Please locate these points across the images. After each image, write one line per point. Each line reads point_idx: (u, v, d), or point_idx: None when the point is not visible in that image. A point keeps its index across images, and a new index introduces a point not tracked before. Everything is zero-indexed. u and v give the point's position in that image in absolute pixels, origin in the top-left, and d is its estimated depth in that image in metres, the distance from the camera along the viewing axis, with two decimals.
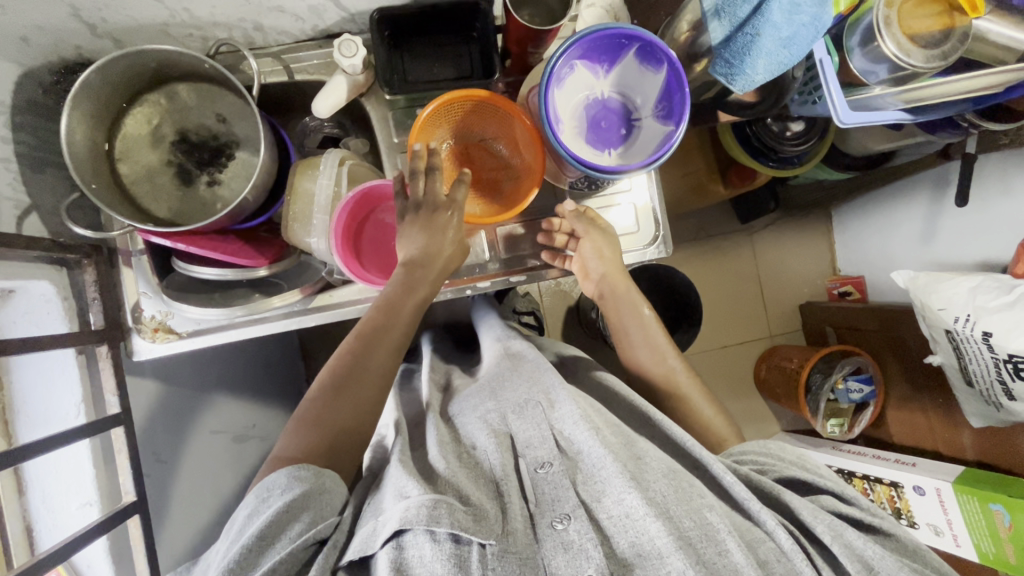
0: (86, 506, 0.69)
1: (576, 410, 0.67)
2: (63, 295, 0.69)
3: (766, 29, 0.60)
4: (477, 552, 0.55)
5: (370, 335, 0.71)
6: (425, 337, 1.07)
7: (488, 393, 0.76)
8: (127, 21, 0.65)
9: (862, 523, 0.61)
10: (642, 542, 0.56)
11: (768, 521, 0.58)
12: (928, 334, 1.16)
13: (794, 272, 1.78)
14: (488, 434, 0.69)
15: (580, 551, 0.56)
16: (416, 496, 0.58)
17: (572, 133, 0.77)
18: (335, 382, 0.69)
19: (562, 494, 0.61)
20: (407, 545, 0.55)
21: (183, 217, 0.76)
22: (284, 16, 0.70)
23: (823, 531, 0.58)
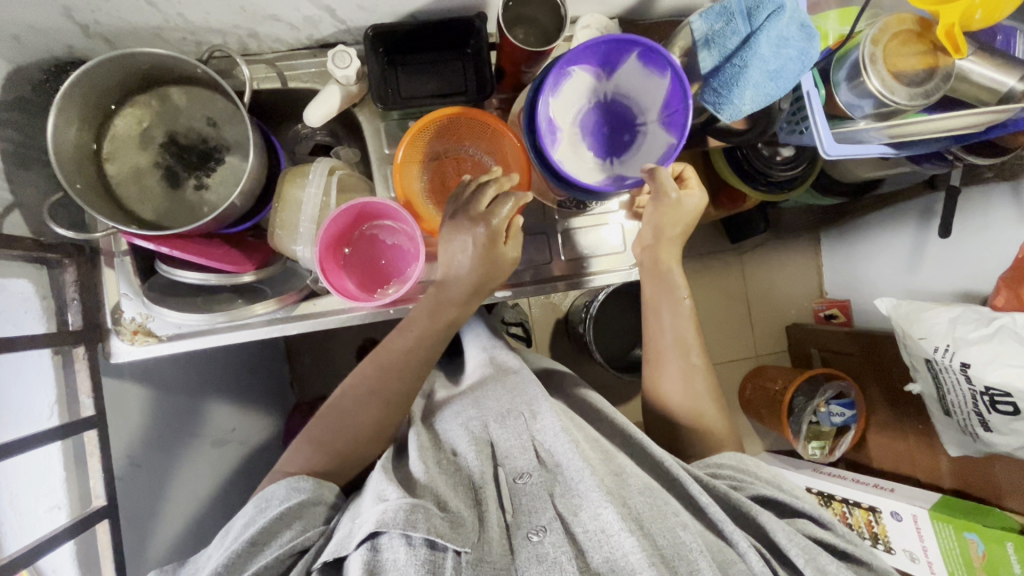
0: (57, 508, 0.68)
1: (557, 422, 0.67)
2: (41, 293, 0.68)
3: (753, 61, 0.61)
4: (451, 560, 0.55)
5: (394, 367, 0.72)
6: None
7: (471, 401, 0.76)
8: (120, 23, 0.65)
9: (833, 547, 0.62)
10: (615, 558, 0.54)
11: (741, 541, 0.58)
12: (908, 361, 1.17)
13: (781, 293, 1.79)
14: (470, 443, 0.70)
15: (554, 564, 0.55)
16: (394, 499, 0.58)
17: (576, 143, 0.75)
18: (353, 405, 0.71)
19: (539, 506, 0.61)
20: (382, 548, 0.56)
21: (169, 218, 0.75)
22: (279, 24, 0.71)
23: (796, 554, 0.58)
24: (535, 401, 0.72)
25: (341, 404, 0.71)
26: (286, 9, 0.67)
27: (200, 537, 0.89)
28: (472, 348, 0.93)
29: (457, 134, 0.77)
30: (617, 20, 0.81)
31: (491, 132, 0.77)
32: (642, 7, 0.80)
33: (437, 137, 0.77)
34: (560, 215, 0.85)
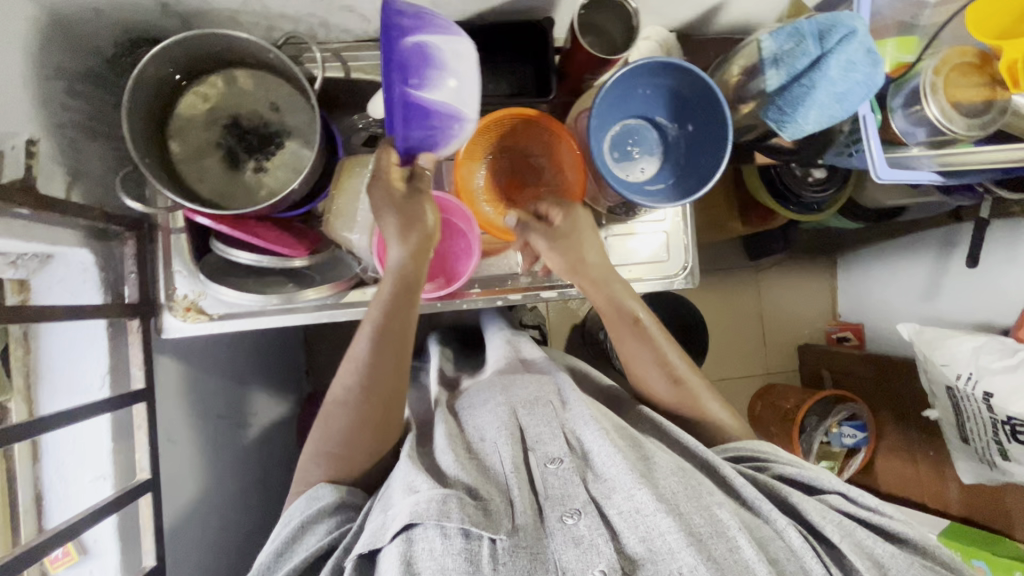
0: (102, 478, 0.68)
1: (587, 411, 0.68)
2: (101, 265, 0.69)
3: (822, 83, 0.63)
4: (488, 547, 0.56)
5: (368, 364, 0.68)
6: (433, 339, 1.06)
7: (499, 388, 0.75)
8: (200, 4, 0.67)
9: (865, 520, 0.62)
10: (653, 538, 0.56)
11: (778, 521, 0.59)
12: (926, 387, 1.19)
13: (794, 313, 1.81)
14: (498, 426, 0.69)
15: (591, 546, 0.56)
16: (425, 490, 0.59)
17: (461, 120, 0.65)
18: (349, 415, 0.68)
19: (572, 490, 0.61)
20: (416, 538, 0.57)
21: (225, 198, 0.75)
22: (352, 15, 0.72)
23: (832, 532, 0.59)
24: (561, 392, 0.74)
25: (337, 418, 0.68)
26: (363, 1, 0.69)
27: (224, 519, 0.89)
28: (495, 339, 0.93)
29: (520, 136, 0.80)
30: (675, 33, 0.83)
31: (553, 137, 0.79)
32: (702, 21, 0.82)
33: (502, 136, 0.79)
34: (607, 221, 0.85)
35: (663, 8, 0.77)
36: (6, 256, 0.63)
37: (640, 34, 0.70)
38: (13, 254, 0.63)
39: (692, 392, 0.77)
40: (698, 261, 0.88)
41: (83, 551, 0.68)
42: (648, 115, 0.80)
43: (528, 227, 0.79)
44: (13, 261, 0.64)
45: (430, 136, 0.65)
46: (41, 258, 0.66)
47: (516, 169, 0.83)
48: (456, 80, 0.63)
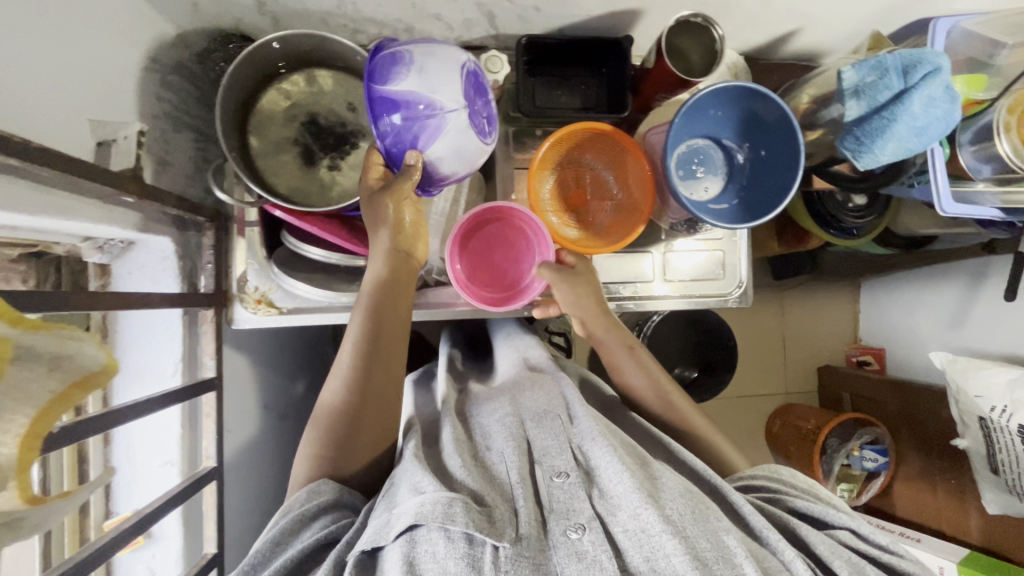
0: (169, 464, 0.69)
1: (596, 425, 0.62)
2: (179, 254, 0.70)
3: (903, 117, 0.64)
4: (491, 554, 0.50)
5: (365, 361, 0.67)
6: (444, 339, 1.01)
7: (507, 398, 0.72)
8: (295, 5, 0.68)
9: (877, 561, 0.57)
10: (658, 560, 0.50)
11: (784, 549, 0.54)
12: (956, 416, 1.20)
13: (815, 334, 1.82)
14: (506, 438, 0.64)
15: (594, 562, 0.50)
16: (431, 491, 0.54)
17: (439, 115, 0.63)
18: (344, 417, 0.65)
19: (577, 504, 0.55)
20: (420, 540, 0.52)
21: (298, 194, 0.76)
22: (437, 23, 0.74)
23: (841, 566, 0.54)
24: (571, 406, 0.68)
25: (331, 419, 0.65)
26: (451, 10, 0.71)
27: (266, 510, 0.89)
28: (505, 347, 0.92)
29: (589, 151, 0.81)
30: (744, 57, 0.85)
31: (622, 154, 0.80)
32: (770, 47, 0.83)
33: (573, 148, 0.80)
34: (667, 238, 0.87)
35: (738, 33, 0.79)
36: (95, 241, 0.64)
37: (723, 62, 0.71)
38: (101, 239, 0.64)
39: (688, 420, 0.77)
40: (752, 279, 0.89)
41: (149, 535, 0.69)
42: (717, 137, 0.80)
43: (588, 240, 0.81)
44: (99, 246, 0.65)
45: (417, 131, 0.64)
46: (124, 246, 0.68)
47: (579, 182, 0.84)
48: (434, 77, 0.63)
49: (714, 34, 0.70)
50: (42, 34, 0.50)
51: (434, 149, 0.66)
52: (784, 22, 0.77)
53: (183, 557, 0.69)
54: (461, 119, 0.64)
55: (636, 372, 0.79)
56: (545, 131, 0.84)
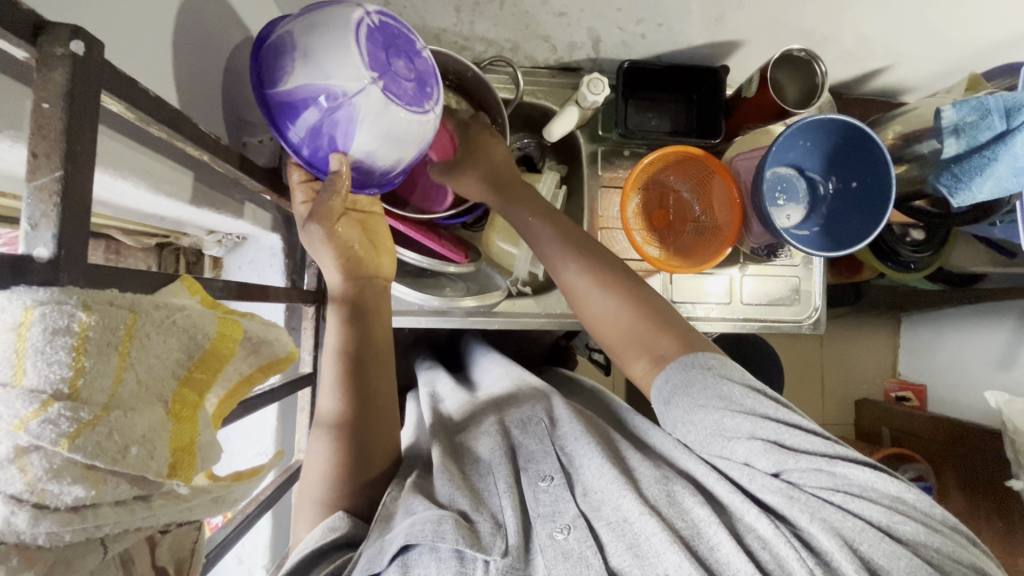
0: (264, 455, 0.72)
1: (579, 426, 0.62)
2: (286, 252, 0.73)
3: (1005, 157, 0.65)
4: (482, 569, 0.48)
5: (354, 377, 0.59)
6: (421, 363, 0.97)
7: (495, 412, 0.69)
8: (417, 21, 0.72)
9: (837, 502, 0.49)
10: (639, 543, 0.49)
11: (749, 514, 0.50)
12: (1012, 456, 1.18)
13: (854, 367, 1.80)
14: (494, 442, 0.62)
15: (580, 559, 0.48)
16: (422, 511, 0.50)
17: (343, 101, 0.52)
18: (350, 432, 0.58)
19: (562, 506, 0.54)
20: (413, 563, 0.48)
21: (398, 200, 0.78)
22: (544, 45, 0.77)
23: (798, 513, 0.48)
24: (557, 410, 0.67)
25: (339, 427, 0.58)
26: (561, 33, 0.74)
27: None
28: (492, 365, 0.86)
29: (676, 170, 0.83)
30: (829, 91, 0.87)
31: (708, 178, 0.82)
32: (858, 82, 0.86)
33: (664, 167, 0.82)
34: (747, 260, 0.88)
35: (831, 67, 0.81)
36: (216, 235, 0.67)
37: (823, 94, 0.73)
38: (222, 233, 0.67)
39: (643, 291, 0.64)
40: (826, 306, 0.90)
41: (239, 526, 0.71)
42: (801, 166, 0.82)
43: (673, 260, 0.82)
44: (218, 240, 0.69)
45: (330, 128, 0.54)
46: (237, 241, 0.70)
47: (660, 202, 0.85)
48: (322, 57, 0.51)
49: (816, 70, 0.72)
50: (211, 38, 0.53)
51: (359, 144, 0.56)
52: (876, 59, 0.79)
53: (270, 550, 0.71)
54: (371, 100, 0.52)
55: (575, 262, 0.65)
56: (631, 153, 0.86)
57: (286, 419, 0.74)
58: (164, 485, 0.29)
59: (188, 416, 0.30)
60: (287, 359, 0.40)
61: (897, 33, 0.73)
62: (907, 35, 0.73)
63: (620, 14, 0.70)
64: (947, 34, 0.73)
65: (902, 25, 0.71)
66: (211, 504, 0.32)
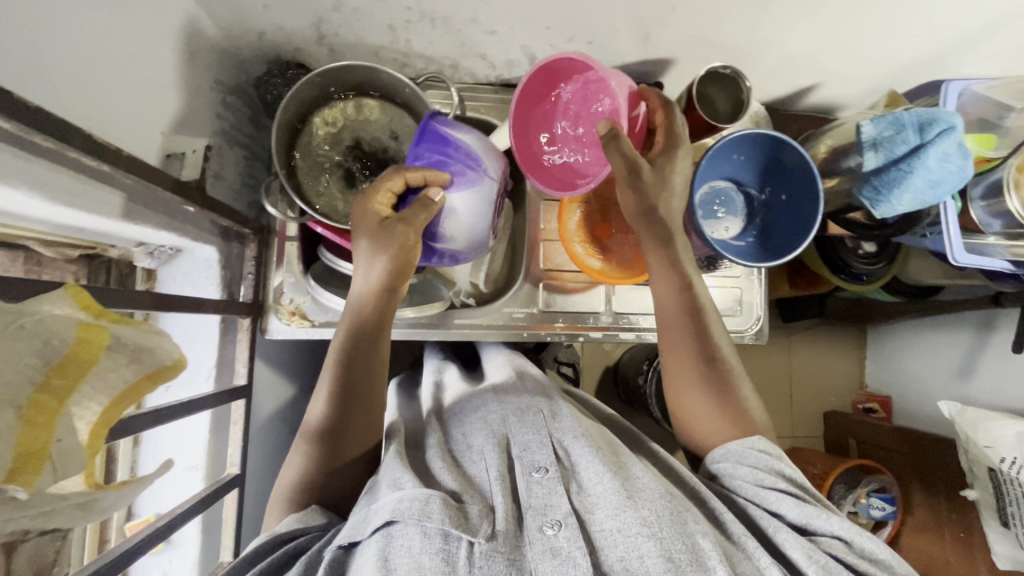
0: (195, 469, 0.71)
1: (578, 424, 0.62)
2: (222, 263, 0.73)
3: (919, 169, 0.68)
4: (466, 550, 0.49)
5: (344, 384, 0.63)
6: (428, 352, 0.98)
7: (492, 396, 0.71)
8: (354, 39, 0.73)
9: (858, 571, 0.52)
10: (632, 559, 0.49)
11: (760, 556, 0.51)
12: (966, 466, 1.19)
13: (823, 378, 1.79)
14: (488, 437, 0.63)
15: (567, 558, 0.49)
16: (410, 488, 0.53)
17: (478, 172, 0.65)
18: (323, 438, 0.62)
19: (555, 499, 0.54)
20: (395, 535, 0.50)
21: (338, 213, 0.78)
22: (482, 62, 0.79)
23: (815, 573, 0.50)
24: (555, 404, 0.68)
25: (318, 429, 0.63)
26: (496, 50, 0.76)
27: None
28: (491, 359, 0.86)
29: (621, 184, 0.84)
30: (766, 107, 0.89)
31: None
32: (792, 98, 0.88)
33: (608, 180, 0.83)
34: None
35: (763, 84, 0.84)
36: (146, 247, 0.67)
37: (750, 108, 0.74)
38: (152, 245, 0.67)
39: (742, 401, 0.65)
40: (768, 315, 0.91)
41: (167, 540, 0.70)
42: (737, 178, 0.84)
43: (613, 271, 0.83)
44: (149, 252, 0.68)
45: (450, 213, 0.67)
46: (171, 253, 0.70)
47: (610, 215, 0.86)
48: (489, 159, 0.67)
49: (742, 86, 0.74)
50: (130, 54, 0.54)
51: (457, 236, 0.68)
52: (805, 76, 0.82)
53: (199, 565, 0.70)
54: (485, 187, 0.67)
55: (676, 296, 0.67)
56: None
57: (220, 432, 0.73)
58: (1, 490, 0.29)
59: (43, 421, 0.31)
60: (177, 367, 0.41)
61: (820, 52, 0.76)
62: (830, 54, 0.76)
63: (550, 32, 0.72)
64: (868, 54, 0.76)
65: (824, 44, 0.74)
66: (76, 510, 0.33)
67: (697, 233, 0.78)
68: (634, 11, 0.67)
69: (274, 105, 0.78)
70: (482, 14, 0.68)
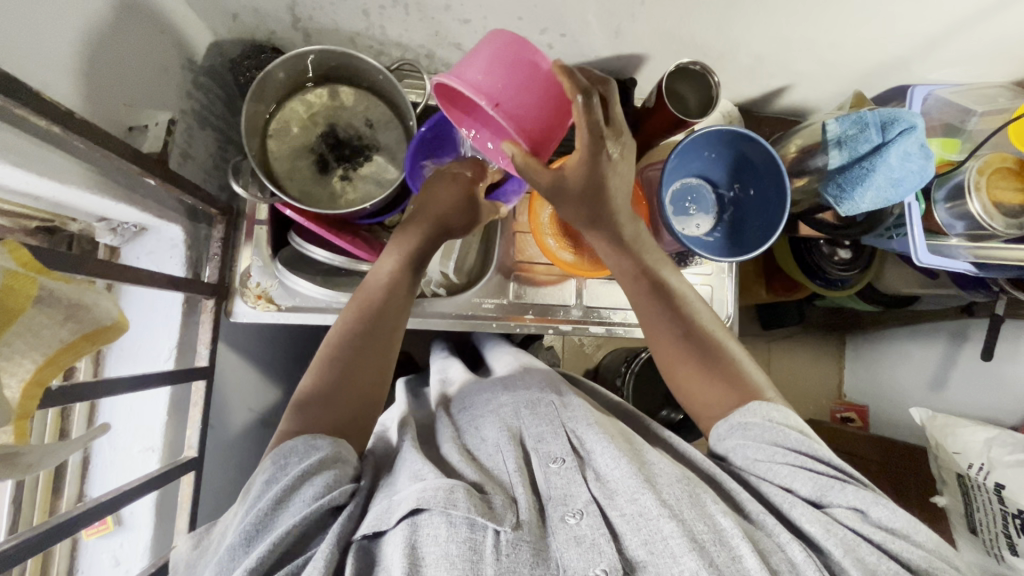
0: (150, 451, 0.69)
1: (592, 415, 0.62)
2: (188, 243, 0.72)
3: (881, 168, 0.69)
4: (492, 539, 0.48)
5: (357, 337, 0.62)
6: (436, 346, 0.98)
7: (501, 387, 0.71)
8: (328, 23, 0.74)
9: (877, 541, 0.50)
10: (656, 543, 0.48)
11: (780, 531, 0.51)
12: (937, 473, 1.15)
13: (803, 386, 1.69)
14: (501, 429, 0.62)
15: (593, 545, 0.49)
16: (433, 479, 0.52)
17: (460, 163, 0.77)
18: (320, 399, 0.59)
19: (574, 489, 0.54)
20: (421, 524, 0.49)
21: (310, 199, 0.78)
22: (457, 52, 0.80)
23: (834, 545, 0.50)
24: (565, 396, 0.68)
25: (316, 383, 0.60)
26: (471, 40, 0.77)
27: None
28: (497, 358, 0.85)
29: None
30: (738, 108, 0.91)
31: None
32: (765, 99, 0.90)
33: None
34: None
35: (734, 83, 0.86)
36: (109, 222, 0.66)
37: (717, 104, 0.76)
38: (115, 221, 0.66)
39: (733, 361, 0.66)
40: (738, 315, 0.92)
41: (118, 522, 0.69)
42: (708, 176, 0.85)
43: (585, 264, 0.82)
44: (112, 228, 0.67)
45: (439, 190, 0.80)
46: (136, 230, 0.69)
47: None
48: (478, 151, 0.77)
49: (711, 82, 0.75)
50: (83, 13, 0.53)
51: None
52: (774, 77, 0.84)
53: (150, 550, 0.68)
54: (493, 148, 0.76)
55: (637, 297, 0.68)
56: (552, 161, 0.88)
57: (179, 414, 0.72)
58: None
59: None
60: (115, 326, 0.42)
61: (787, 53, 0.77)
62: (798, 55, 0.78)
63: (522, 23, 0.73)
64: (834, 57, 0.78)
65: (790, 45, 0.75)
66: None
67: (665, 228, 0.78)
68: (603, 5, 0.69)
69: (246, 87, 0.78)
70: (454, 2, 0.69)
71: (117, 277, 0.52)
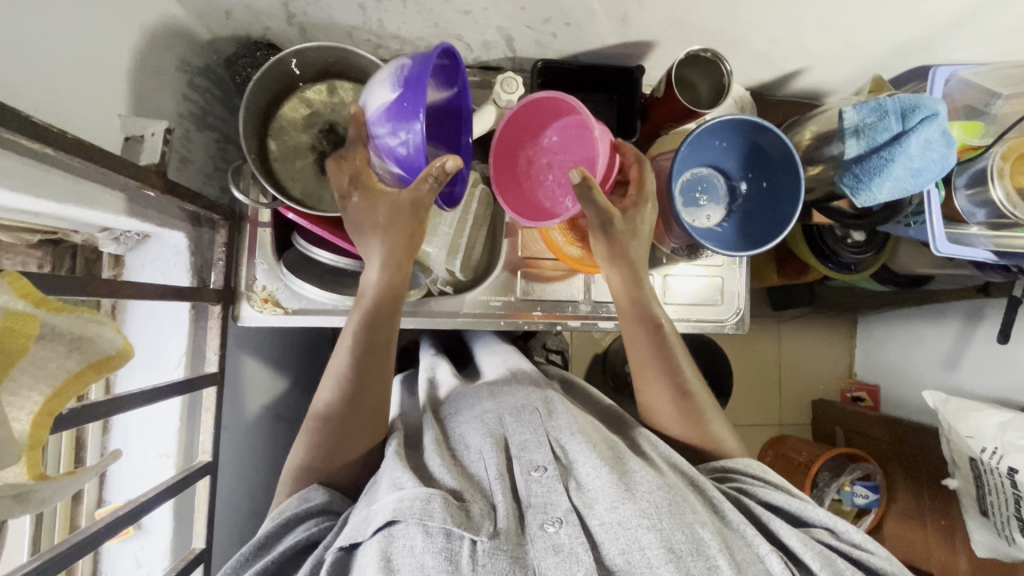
0: (165, 456, 0.70)
1: (575, 422, 0.60)
2: (192, 249, 0.71)
3: (900, 157, 0.66)
4: (468, 549, 0.48)
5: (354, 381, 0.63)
6: (426, 343, 0.97)
7: (487, 393, 0.69)
8: (324, 18, 0.71)
9: (853, 557, 0.55)
10: (633, 552, 0.48)
11: (759, 543, 0.53)
12: (947, 455, 1.13)
13: (814, 366, 1.68)
14: (484, 435, 0.61)
15: (571, 554, 0.48)
16: (411, 488, 0.52)
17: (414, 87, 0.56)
18: (335, 422, 0.62)
19: (554, 498, 0.53)
20: (397, 535, 0.49)
21: (313, 198, 0.76)
22: (458, 43, 0.77)
23: (811, 559, 0.52)
24: (550, 401, 0.66)
25: (326, 423, 0.62)
26: (472, 31, 0.74)
27: (252, 508, 0.88)
28: (489, 354, 0.85)
29: None
30: (750, 92, 0.88)
31: None
32: (778, 81, 0.87)
33: None
34: (667, 262, 0.86)
35: (746, 67, 0.83)
36: (111, 232, 0.65)
37: (730, 92, 0.73)
38: (118, 230, 0.65)
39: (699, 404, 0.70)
40: (749, 306, 0.90)
41: (139, 526, 0.70)
42: (719, 165, 0.82)
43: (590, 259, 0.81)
44: (115, 237, 0.66)
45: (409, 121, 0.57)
46: (139, 238, 0.68)
47: None
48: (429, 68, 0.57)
49: (723, 68, 0.73)
50: (67, 19, 0.51)
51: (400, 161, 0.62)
52: (788, 61, 0.80)
53: (171, 551, 0.70)
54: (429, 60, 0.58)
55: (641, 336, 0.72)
56: None
57: (192, 419, 0.72)
58: None
59: None
60: (122, 355, 0.42)
61: (801, 36, 0.74)
62: (813, 38, 0.74)
63: (525, 13, 0.70)
64: (851, 38, 0.74)
65: (805, 27, 0.72)
66: (9, 502, 0.34)
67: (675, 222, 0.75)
68: None
69: (243, 86, 0.76)
70: None
71: (118, 294, 0.51)
